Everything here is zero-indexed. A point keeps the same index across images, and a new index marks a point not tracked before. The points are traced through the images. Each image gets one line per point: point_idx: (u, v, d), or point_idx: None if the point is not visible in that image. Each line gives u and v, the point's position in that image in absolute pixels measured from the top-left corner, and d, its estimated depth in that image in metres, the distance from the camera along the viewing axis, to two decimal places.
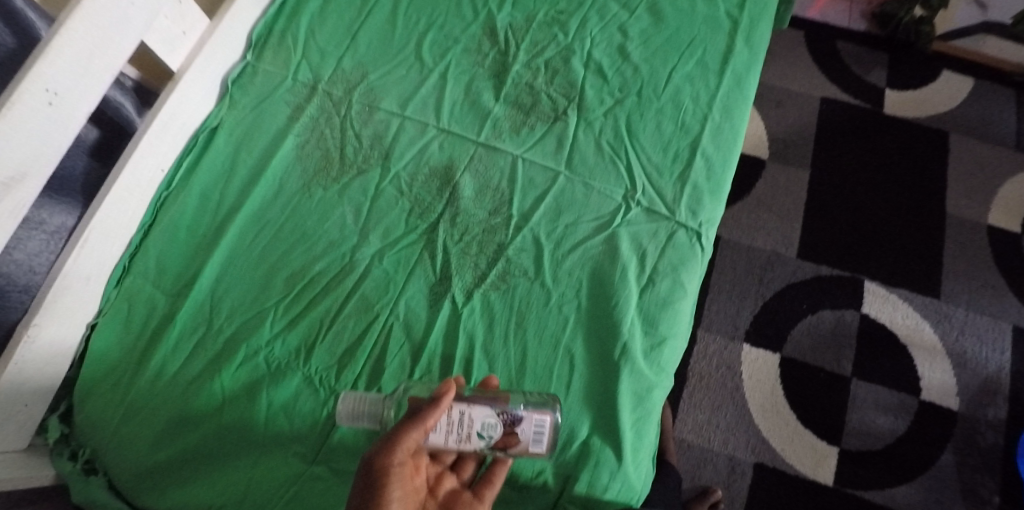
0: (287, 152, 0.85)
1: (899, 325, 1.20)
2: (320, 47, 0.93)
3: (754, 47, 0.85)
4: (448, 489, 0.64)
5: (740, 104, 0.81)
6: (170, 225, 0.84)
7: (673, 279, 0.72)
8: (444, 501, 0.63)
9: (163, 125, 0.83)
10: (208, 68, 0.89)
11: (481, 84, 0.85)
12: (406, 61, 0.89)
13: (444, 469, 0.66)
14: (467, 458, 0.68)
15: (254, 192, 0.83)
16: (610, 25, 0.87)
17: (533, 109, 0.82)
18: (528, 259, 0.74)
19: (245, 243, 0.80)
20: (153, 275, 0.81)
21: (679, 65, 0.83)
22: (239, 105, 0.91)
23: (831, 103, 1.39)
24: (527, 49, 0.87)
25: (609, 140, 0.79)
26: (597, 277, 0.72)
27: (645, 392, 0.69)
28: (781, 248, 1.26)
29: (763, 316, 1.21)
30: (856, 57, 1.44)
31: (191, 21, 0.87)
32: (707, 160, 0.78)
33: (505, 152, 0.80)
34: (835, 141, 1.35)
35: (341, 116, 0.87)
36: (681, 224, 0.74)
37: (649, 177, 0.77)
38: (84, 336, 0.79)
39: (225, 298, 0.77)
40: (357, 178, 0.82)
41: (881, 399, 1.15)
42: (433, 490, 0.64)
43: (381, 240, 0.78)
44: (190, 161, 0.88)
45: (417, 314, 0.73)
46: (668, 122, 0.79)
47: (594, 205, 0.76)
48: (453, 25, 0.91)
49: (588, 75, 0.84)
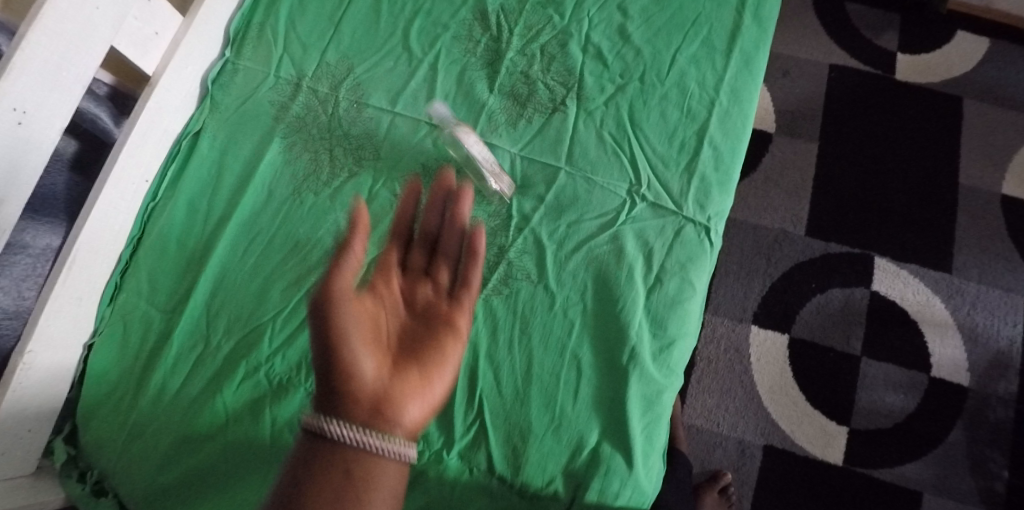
0: (274, 156, 0.82)
1: (910, 302, 1.18)
2: (302, 39, 0.88)
3: (763, 22, 0.79)
4: (424, 301, 0.59)
5: (749, 86, 0.77)
6: (160, 239, 0.82)
7: (682, 278, 0.70)
8: (422, 310, 0.58)
9: (143, 133, 0.80)
10: (186, 70, 0.85)
11: (473, 74, 0.81)
12: (393, 52, 0.85)
13: (416, 280, 0.61)
14: (440, 260, 0.63)
15: (244, 201, 0.80)
16: (608, 4, 0.82)
17: (530, 99, 0.78)
18: (530, 261, 0.71)
19: (238, 255, 0.79)
20: (147, 292, 0.80)
21: (684, 46, 0.78)
22: (221, 107, 0.87)
23: (841, 70, 1.33)
24: (520, 34, 0.82)
25: (611, 131, 0.75)
26: (602, 279, 0.70)
27: (655, 396, 0.67)
28: (789, 226, 1.23)
29: (772, 297, 1.18)
30: (866, 20, 1.37)
31: (162, 19, 0.84)
32: (715, 149, 0.74)
33: (502, 148, 0.76)
34: (845, 111, 1.30)
35: (328, 114, 0.83)
36: (688, 220, 0.71)
37: (654, 170, 0.73)
38: (82, 357, 0.79)
39: (221, 313, 0.77)
40: (348, 182, 0.79)
41: (891, 377, 1.14)
42: (409, 304, 0.58)
43: (377, 246, 0.75)
44: (175, 170, 0.86)
45: None
46: (673, 110, 0.75)
47: (597, 202, 0.72)
48: (441, 10, 0.86)
49: (587, 60, 0.79)
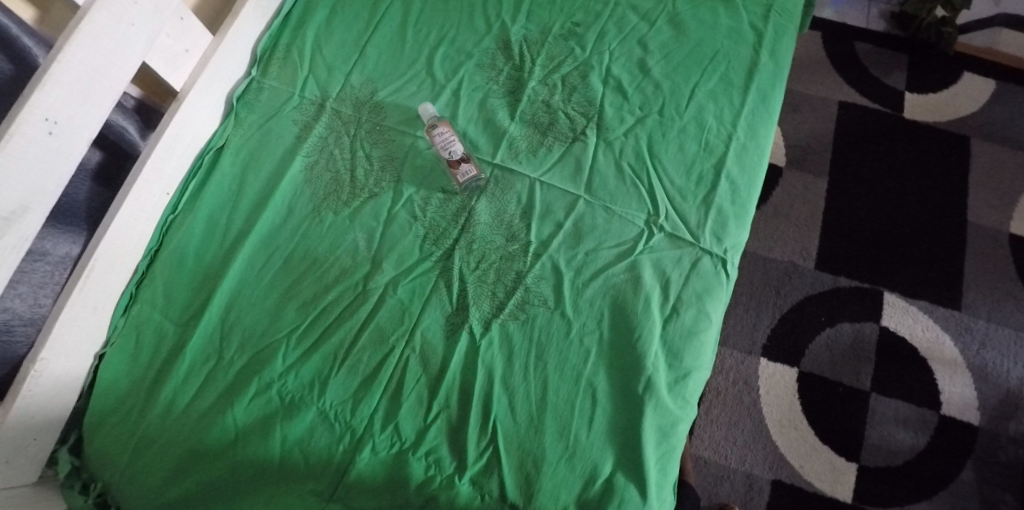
0: (295, 174, 0.83)
1: (919, 338, 1.18)
2: (327, 61, 0.90)
3: (780, 61, 0.81)
4: None
5: (766, 123, 0.78)
6: (178, 251, 0.82)
7: (699, 309, 0.70)
8: None
9: (167, 147, 0.82)
10: (211, 86, 0.87)
11: (495, 101, 0.83)
12: (417, 77, 0.87)
13: None
14: None
15: (263, 217, 0.81)
16: (629, 39, 0.84)
17: (551, 128, 0.79)
18: (548, 287, 0.71)
19: (255, 270, 0.79)
20: (162, 304, 0.81)
21: (702, 81, 0.79)
22: (244, 124, 0.89)
23: (850, 108, 1.35)
24: (542, 65, 0.84)
25: (630, 162, 0.76)
26: (619, 308, 0.70)
27: (670, 427, 0.67)
28: (799, 258, 1.23)
29: (781, 329, 1.19)
30: (875, 58, 1.40)
31: (193, 37, 0.86)
32: (732, 183, 0.74)
33: (522, 174, 0.77)
34: (854, 147, 1.32)
35: (351, 135, 0.84)
36: (705, 251, 0.72)
37: (672, 201, 0.74)
38: (92, 366, 0.78)
39: (236, 328, 0.77)
40: (368, 202, 0.79)
41: (900, 414, 1.13)
42: None
43: (394, 268, 0.75)
44: (196, 184, 0.86)
45: (434, 346, 0.71)
46: (691, 142, 0.76)
47: (615, 231, 0.73)
48: (465, 39, 0.88)
49: (607, 92, 0.81)
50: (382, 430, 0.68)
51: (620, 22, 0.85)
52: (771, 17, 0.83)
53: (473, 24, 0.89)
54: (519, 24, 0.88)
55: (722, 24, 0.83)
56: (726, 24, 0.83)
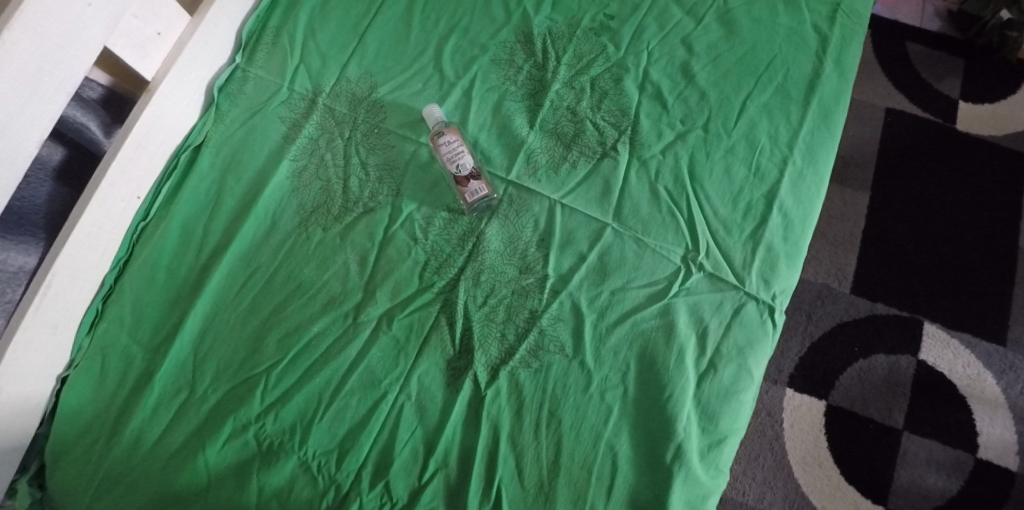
0: (281, 181, 0.73)
1: (959, 375, 1.08)
2: (321, 49, 0.79)
3: (846, 72, 0.69)
4: None
5: (827, 145, 0.67)
6: (148, 265, 0.73)
7: (739, 365, 0.60)
8: None
9: (137, 146, 0.72)
10: (188, 75, 0.77)
11: (512, 105, 0.72)
12: (423, 72, 0.75)
13: None
14: None
15: (243, 230, 0.71)
16: (671, 37, 0.73)
17: (576, 140, 0.69)
18: (566, 331, 0.62)
19: (233, 292, 0.70)
20: (130, 323, 0.71)
21: (756, 93, 0.68)
22: (226, 119, 0.79)
23: (898, 115, 1.23)
24: (568, 64, 0.73)
25: (668, 186, 0.65)
26: (647, 360, 0.60)
27: (700, 501, 0.58)
28: (834, 281, 1.13)
29: (810, 358, 1.09)
30: (927, 61, 1.27)
31: (166, 18, 0.75)
32: (785, 217, 0.64)
33: (541, 195, 0.67)
34: (900, 160, 1.20)
35: (345, 138, 0.73)
36: (751, 296, 0.62)
37: (714, 234, 0.63)
38: (55, 390, 0.69)
39: (211, 358, 0.68)
40: (362, 219, 0.69)
41: (933, 456, 1.04)
42: None
43: (390, 298, 0.65)
44: (171, 187, 0.77)
45: (432, 394, 0.62)
46: (739, 166, 0.65)
47: (647, 268, 0.63)
48: (480, 28, 0.77)
49: (644, 100, 0.70)
50: (370, 489, 0.59)
51: (662, 17, 0.74)
52: (839, 18, 0.71)
53: (490, 11, 0.77)
54: (543, 13, 0.76)
55: (781, 25, 0.71)
56: (785, 25, 0.71)
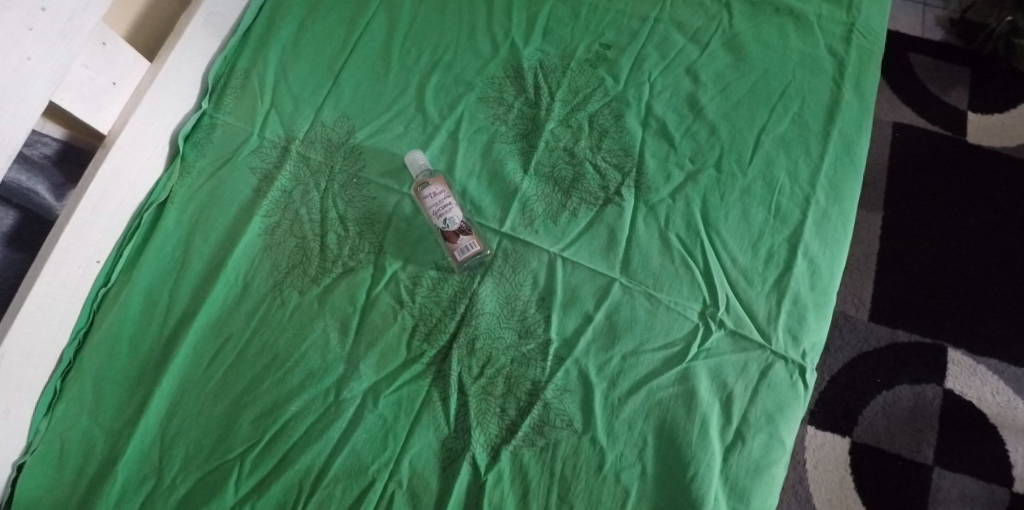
0: (253, 239, 0.66)
1: (988, 403, 0.99)
2: (293, 91, 0.74)
3: (867, 98, 0.63)
4: None
5: (852, 180, 0.60)
6: (109, 337, 0.65)
7: (770, 434, 0.53)
8: None
9: (93, 207, 0.66)
10: (148, 125, 0.71)
11: (503, 148, 0.66)
12: (405, 114, 0.70)
13: None
14: None
15: (211, 296, 0.64)
16: (674, 66, 0.67)
17: (575, 185, 0.62)
18: (573, 403, 0.55)
19: (202, 365, 0.62)
20: (91, 403, 0.63)
21: (771, 125, 0.62)
22: (192, 171, 0.72)
23: (905, 130, 1.18)
24: (563, 100, 0.67)
25: (679, 232, 0.59)
26: (666, 433, 0.53)
27: None
28: (850, 308, 1.06)
29: (829, 392, 1.01)
30: (931, 72, 1.22)
31: (121, 65, 0.69)
32: (811, 263, 0.57)
33: (539, 248, 0.60)
34: (911, 177, 1.14)
35: (321, 190, 0.67)
36: (778, 355, 0.55)
37: (733, 286, 0.57)
38: (10, 481, 0.60)
39: (177, 443, 0.60)
40: (342, 280, 0.63)
41: (967, 493, 0.94)
42: None
43: (376, 371, 0.59)
44: (134, 248, 0.69)
45: (426, 480, 0.54)
46: (758, 207, 0.59)
47: (660, 327, 0.56)
48: (465, 64, 0.71)
49: (648, 137, 0.64)
50: None
51: (663, 44, 0.68)
52: (854, 39, 0.65)
53: (475, 45, 0.72)
54: (533, 45, 0.71)
55: (793, 49, 0.66)
56: (797, 49, 0.66)
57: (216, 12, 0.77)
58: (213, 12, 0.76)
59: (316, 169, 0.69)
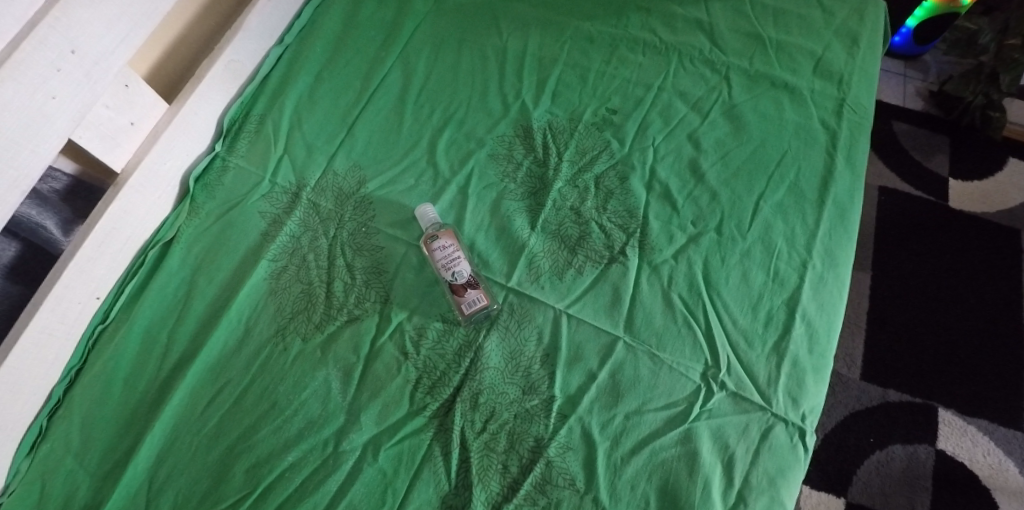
0: (257, 283, 0.67)
1: (981, 465, 0.98)
2: (307, 139, 0.76)
3: (859, 168, 0.66)
4: None
5: (846, 246, 0.63)
6: (103, 376, 0.63)
7: (771, 497, 0.52)
8: None
9: (99, 243, 0.66)
10: (162, 166, 0.72)
11: (512, 205, 0.68)
12: (415, 167, 0.72)
13: None
14: None
15: (212, 339, 0.64)
16: (676, 133, 0.70)
17: (581, 243, 0.64)
18: (576, 461, 0.54)
19: (196, 410, 0.61)
20: (77, 444, 0.60)
21: (768, 193, 0.65)
22: (201, 212, 0.73)
23: (890, 193, 1.23)
24: (570, 160, 0.70)
25: (681, 293, 0.61)
26: (669, 496, 0.52)
27: None
28: (842, 367, 1.07)
29: (825, 451, 1.00)
30: (913, 139, 1.29)
31: (141, 107, 0.71)
32: (809, 326, 0.59)
33: (544, 304, 0.62)
34: (897, 239, 1.18)
35: (330, 238, 0.68)
36: (779, 417, 0.55)
37: (734, 347, 0.58)
38: None
39: (166, 490, 0.57)
40: (346, 328, 0.63)
41: None
42: None
43: (377, 422, 0.58)
44: (135, 286, 0.69)
45: None
46: (757, 270, 0.61)
47: (663, 387, 0.57)
48: (476, 121, 0.74)
49: (652, 200, 0.66)
50: None
51: (665, 112, 0.72)
52: (845, 113, 0.69)
53: (486, 105, 0.75)
54: (543, 107, 0.74)
55: (789, 120, 0.70)
56: (792, 120, 0.70)
57: (236, 59, 0.79)
58: (232, 59, 0.79)
59: (325, 214, 0.70)
